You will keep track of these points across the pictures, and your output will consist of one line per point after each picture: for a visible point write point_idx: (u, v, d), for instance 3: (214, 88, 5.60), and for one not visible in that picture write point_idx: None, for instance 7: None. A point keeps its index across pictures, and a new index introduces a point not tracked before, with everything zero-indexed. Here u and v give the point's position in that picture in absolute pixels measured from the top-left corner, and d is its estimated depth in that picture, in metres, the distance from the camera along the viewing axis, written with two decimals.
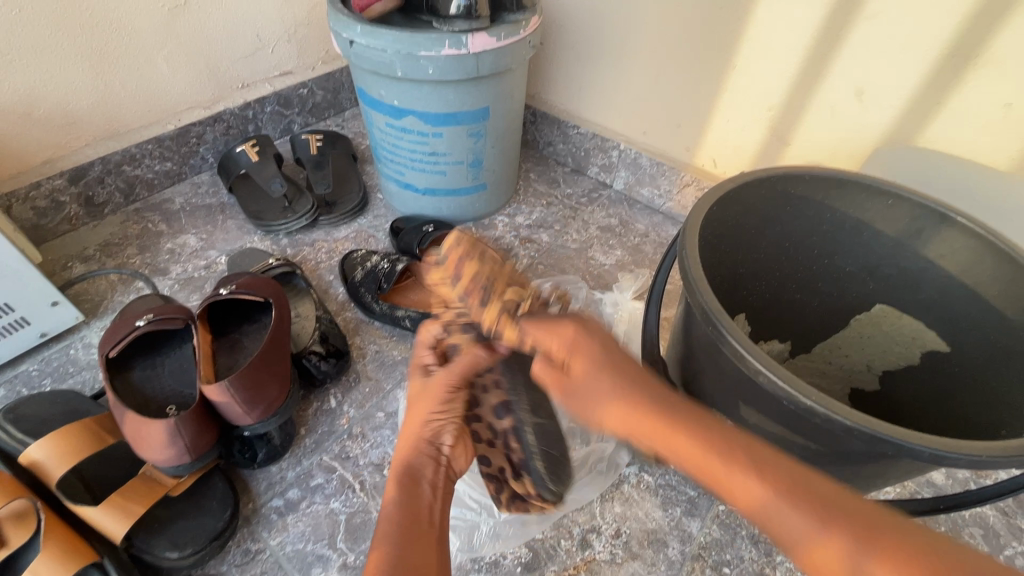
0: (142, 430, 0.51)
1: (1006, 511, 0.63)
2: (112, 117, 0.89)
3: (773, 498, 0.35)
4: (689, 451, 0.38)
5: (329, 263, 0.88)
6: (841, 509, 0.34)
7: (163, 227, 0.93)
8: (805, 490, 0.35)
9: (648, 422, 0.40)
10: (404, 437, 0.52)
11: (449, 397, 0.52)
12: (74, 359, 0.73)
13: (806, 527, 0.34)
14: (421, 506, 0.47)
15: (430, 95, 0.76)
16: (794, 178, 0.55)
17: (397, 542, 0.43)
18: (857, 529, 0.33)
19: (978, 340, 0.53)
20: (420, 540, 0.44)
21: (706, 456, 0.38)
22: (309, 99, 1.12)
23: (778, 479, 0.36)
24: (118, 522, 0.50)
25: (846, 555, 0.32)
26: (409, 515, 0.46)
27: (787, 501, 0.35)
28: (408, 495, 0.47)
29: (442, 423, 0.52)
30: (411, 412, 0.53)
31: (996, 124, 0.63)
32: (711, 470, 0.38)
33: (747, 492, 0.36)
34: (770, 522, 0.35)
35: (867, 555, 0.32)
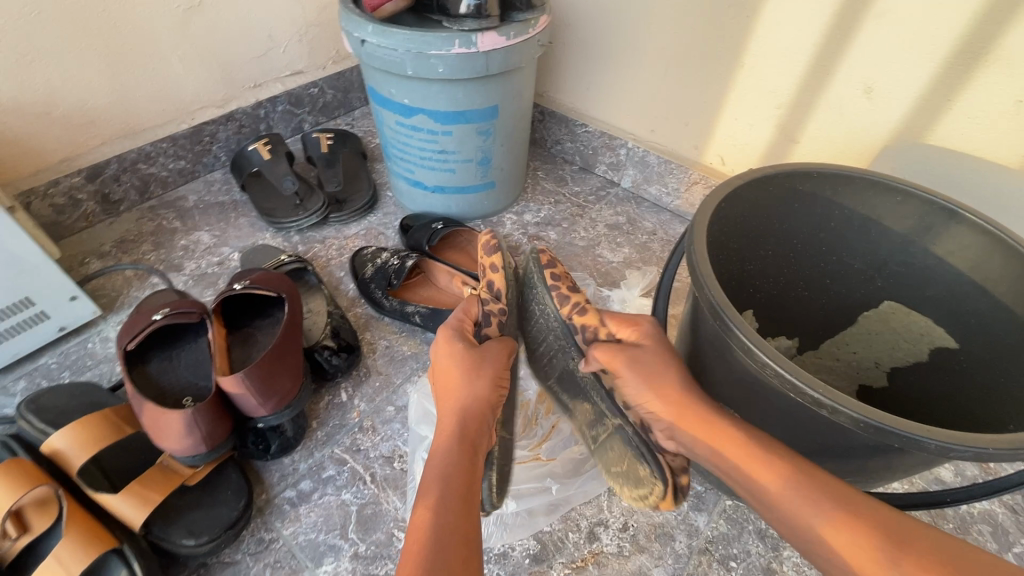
0: (160, 419, 0.52)
1: (1015, 509, 0.63)
2: (128, 116, 0.90)
3: (804, 491, 0.42)
4: (739, 447, 0.46)
5: (340, 259, 0.89)
6: (852, 501, 0.41)
7: (177, 225, 0.94)
8: (831, 489, 0.42)
9: (684, 413, 0.49)
10: (458, 399, 0.53)
11: (502, 372, 0.56)
12: (91, 352, 0.75)
13: (828, 513, 0.41)
14: (471, 470, 0.48)
15: (440, 93, 0.77)
16: (802, 174, 0.55)
17: (447, 501, 0.45)
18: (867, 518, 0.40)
19: (986, 336, 0.53)
20: (467, 502, 0.46)
21: (747, 454, 0.45)
22: (320, 98, 1.13)
23: (808, 481, 0.43)
24: (137, 509, 0.52)
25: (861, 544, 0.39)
26: (465, 478, 0.47)
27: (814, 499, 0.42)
28: (462, 458, 0.48)
29: (495, 392, 0.55)
30: (463, 375, 0.54)
31: (1007, 120, 0.62)
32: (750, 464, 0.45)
33: (776, 478, 0.43)
34: (797, 513, 0.42)
35: (874, 538, 0.39)
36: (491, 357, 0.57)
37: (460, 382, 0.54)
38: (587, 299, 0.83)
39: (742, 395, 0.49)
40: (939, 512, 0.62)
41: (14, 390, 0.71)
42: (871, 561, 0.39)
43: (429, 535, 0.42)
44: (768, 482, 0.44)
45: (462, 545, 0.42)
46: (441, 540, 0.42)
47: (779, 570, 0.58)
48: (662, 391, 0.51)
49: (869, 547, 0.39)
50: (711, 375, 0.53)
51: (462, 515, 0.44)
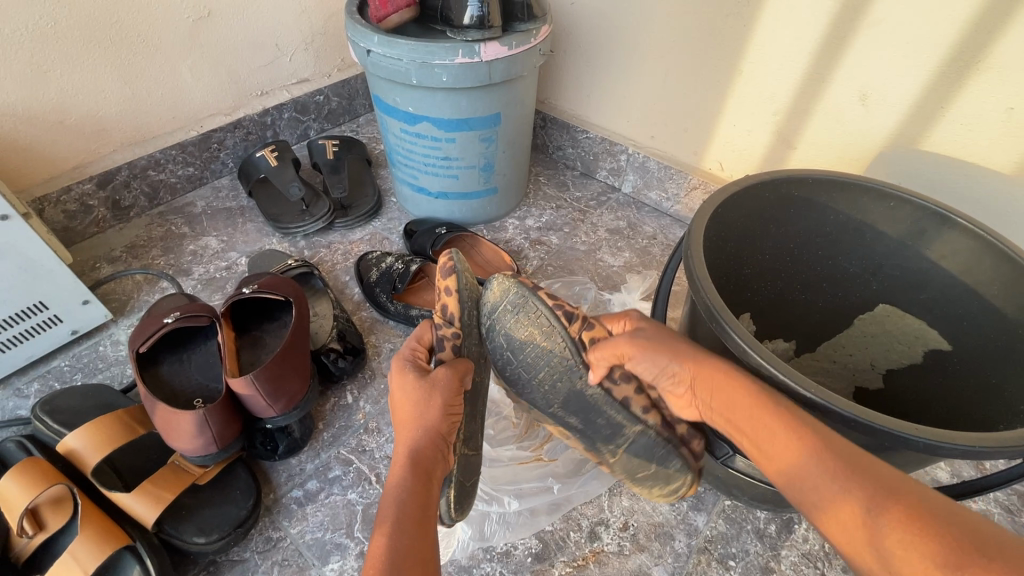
0: (172, 420, 0.54)
1: (1010, 509, 0.63)
2: (138, 123, 0.92)
3: (813, 460, 0.38)
4: (748, 410, 0.42)
5: (345, 264, 0.91)
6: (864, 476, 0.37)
7: (185, 230, 0.96)
8: (847, 462, 0.38)
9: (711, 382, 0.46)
10: (411, 429, 0.50)
11: (456, 395, 0.53)
12: (103, 355, 0.77)
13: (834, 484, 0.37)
14: (426, 502, 0.46)
15: (444, 102, 0.78)
16: (797, 180, 0.57)
17: (403, 535, 0.42)
18: (883, 493, 0.36)
19: (978, 338, 0.54)
20: (424, 536, 0.43)
21: (755, 420, 0.42)
22: (325, 105, 1.15)
23: (821, 450, 0.38)
24: (149, 508, 0.53)
25: (858, 514, 0.36)
26: (420, 509, 0.45)
27: (811, 465, 0.38)
28: (417, 489, 0.46)
29: (451, 418, 0.52)
30: (416, 401, 0.51)
31: (999, 126, 0.64)
32: (750, 425, 0.42)
33: (782, 443, 0.40)
34: (806, 483, 0.39)
35: (887, 514, 0.35)
36: (446, 382, 0.53)
37: (413, 409, 0.51)
38: (588, 303, 0.84)
39: None
40: None
41: (27, 391, 0.72)
42: (879, 540, 0.34)
43: (386, 569, 0.40)
44: (775, 447, 0.40)
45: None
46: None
47: (778, 569, 0.59)
48: (685, 372, 0.48)
49: (876, 523, 0.35)
50: None
51: (420, 550, 0.42)
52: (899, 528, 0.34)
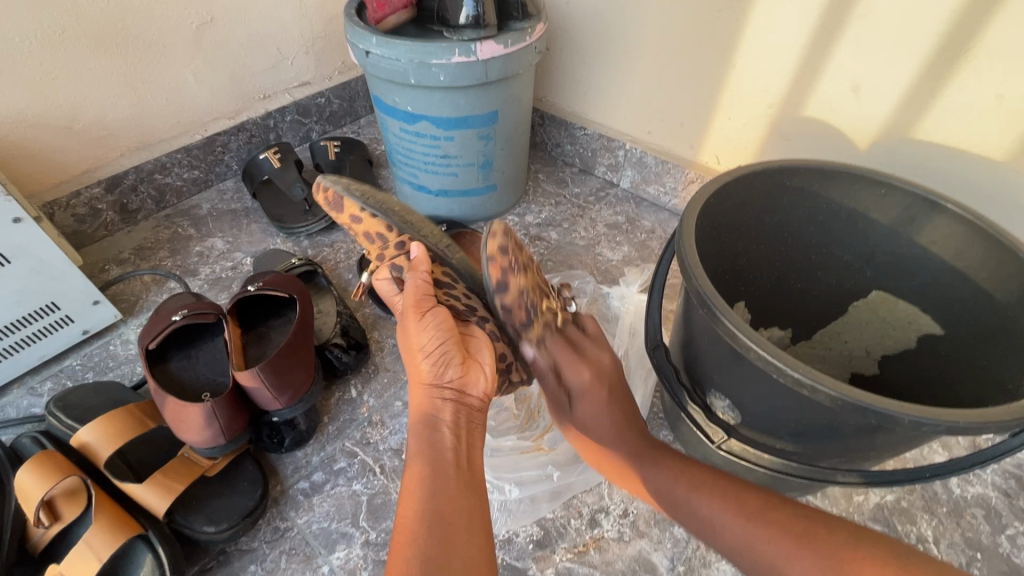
0: (181, 413, 0.55)
1: (1008, 493, 0.64)
2: (144, 128, 0.94)
3: (722, 521, 0.49)
4: (639, 484, 0.57)
5: (348, 262, 0.92)
6: (772, 520, 0.47)
7: (191, 232, 0.98)
8: (747, 509, 0.49)
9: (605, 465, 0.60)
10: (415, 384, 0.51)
11: (425, 320, 0.50)
12: (113, 354, 0.79)
13: (753, 536, 0.47)
14: (440, 454, 0.46)
15: (442, 101, 0.80)
16: (789, 170, 0.58)
17: (420, 489, 0.43)
18: (778, 529, 0.47)
19: (969, 323, 0.55)
20: (452, 488, 0.44)
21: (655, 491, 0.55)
22: (327, 108, 1.17)
23: (737, 507, 0.49)
24: (160, 498, 0.55)
25: (772, 558, 0.46)
26: (433, 470, 0.45)
27: (728, 513, 0.49)
28: (427, 443, 0.47)
29: (439, 358, 0.50)
30: (408, 356, 0.51)
31: (990, 114, 0.65)
32: (668, 502, 0.54)
33: (706, 513, 0.51)
34: (741, 546, 0.48)
35: (784, 548, 0.46)
36: (409, 322, 0.50)
37: (409, 358, 0.51)
38: (588, 296, 0.85)
39: (734, 379, 0.51)
40: (933, 496, 0.64)
41: (41, 389, 0.74)
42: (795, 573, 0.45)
43: (411, 521, 0.41)
44: (700, 522, 0.51)
45: (445, 531, 0.41)
46: (419, 531, 0.40)
47: None
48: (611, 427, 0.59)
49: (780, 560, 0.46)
50: (705, 363, 0.55)
51: (447, 504, 0.43)
52: (812, 571, 0.44)
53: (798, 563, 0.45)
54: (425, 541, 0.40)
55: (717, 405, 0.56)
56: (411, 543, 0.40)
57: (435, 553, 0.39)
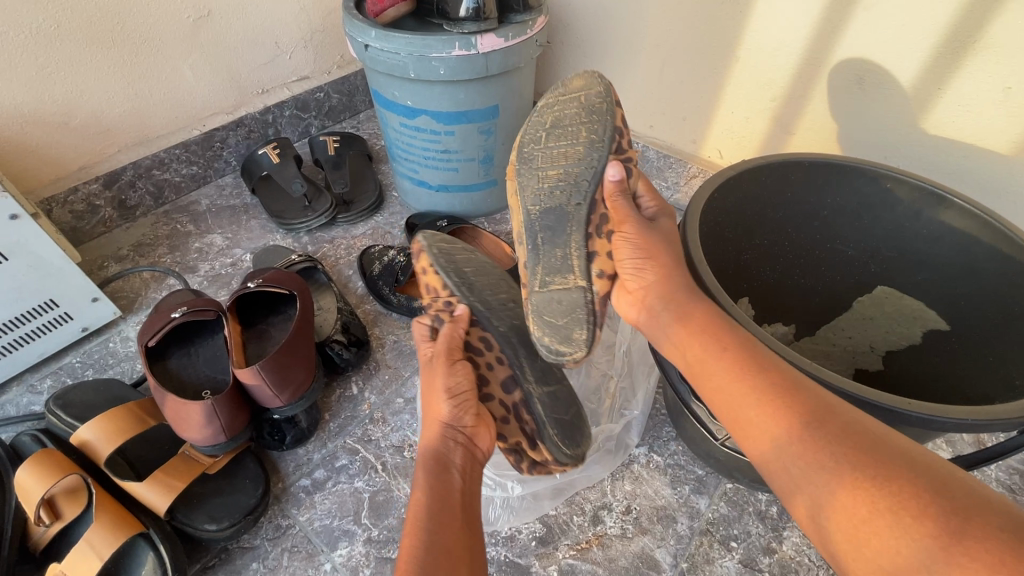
0: (181, 410, 0.55)
1: (1012, 489, 0.64)
2: (141, 124, 0.94)
3: (789, 440, 0.36)
4: (721, 373, 0.41)
5: (348, 258, 0.92)
6: (851, 442, 0.34)
7: (190, 228, 0.97)
8: (841, 440, 0.34)
9: (695, 339, 0.44)
10: (428, 425, 0.51)
11: (455, 367, 0.53)
12: (113, 351, 0.78)
13: (807, 460, 0.35)
14: (449, 492, 0.45)
15: (442, 95, 0.79)
16: (793, 165, 0.57)
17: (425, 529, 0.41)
18: (850, 448, 0.34)
19: (975, 318, 0.55)
20: (453, 526, 0.42)
21: (721, 371, 0.41)
22: (326, 102, 1.16)
23: (817, 432, 0.35)
24: (161, 496, 0.54)
25: (827, 472, 0.34)
26: (440, 506, 0.44)
27: (800, 443, 0.35)
28: (438, 482, 0.45)
29: (460, 404, 0.51)
30: (429, 401, 0.52)
31: (997, 107, 0.64)
32: (737, 414, 0.40)
33: (758, 430, 0.38)
34: (784, 473, 0.36)
35: (845, 465, 0.33)
36: (442, 368, 0.52)
37: (427, 403, 0.52)
38: None
39: None
40: None
41: (40, 387, 0.74)
42: (825, 502, 0.33)
43: (412, 559, 0.39)
44: (749, 427, 0.39)
45: (450, 570, 0.39)
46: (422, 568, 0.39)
47: (780, 550, 0.59)
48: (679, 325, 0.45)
49: (830, 486, 0.33)
50: None
51: (451, 542, 0.41)
52: (847, 496, 0.32)
53: (840, 497, 0.33)
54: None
55: None
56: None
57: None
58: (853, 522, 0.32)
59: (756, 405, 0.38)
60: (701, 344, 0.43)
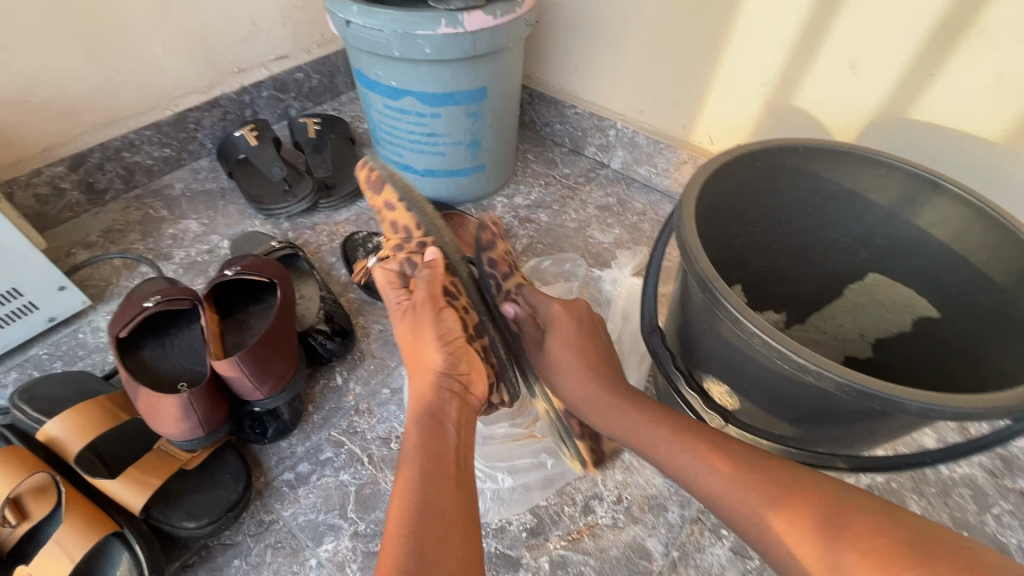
0: (156, 404, 0.52)
1: (993, 472, 0.65)
2: (109, 103, 0.89)
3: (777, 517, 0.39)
4: (686, 463, 0.46)
5: (331, 245, 0.89)
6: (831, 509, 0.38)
7: (164, 213, 0.93)
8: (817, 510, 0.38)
9: (639, 427, 0.51)
10: (421, 378, 0.50)
11: (442, 313, 0.53)
12: (83, 342, 0.75)
13: (788, 525, 0.38)
14: (444, 445, 0.44)
15: (428, 75, 0.76)
16: (788, 149, 0.56)
17: (422, 489, 0.40)
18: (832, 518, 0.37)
19: (966, 305, 0.55)
20: (443, 477, 0.42)
21: (689, 461, 0.45)
22: (305, 83, 1.12)
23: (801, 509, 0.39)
24: (136, 493, 0.52)
25: (820, 548, 0.36)
26: (435, 456, 0.43)
27: (777, 515, 0.39)
28: (431, 435, 0.45)
29: (452, 352, 0.50)
30: (418, 347, 0.51)
31: (989, 94, 0.63)
32: (715, 495, 0.43)
33: (744, 503, 0.41)
34: (779, 544, 0.39)
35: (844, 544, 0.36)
36: (428, 314, 0.53)
37: (416, 354, 0.51)
38: (580, 280, 0.83)
39: (732, 363, 0.50)
40: (921, 476, 0.64)
41: (5, 380, 0.71)
42: (832, 563, 0.35)
43: (407, 521, 0.38)
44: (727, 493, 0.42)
45: (445, 528, 0.38)
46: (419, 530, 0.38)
47: None
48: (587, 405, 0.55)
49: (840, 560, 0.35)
50: (702, 348, 0.54)
51: (445, 492, 0.41)
52: (855, 557, 0.35)
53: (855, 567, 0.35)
54: (426, 539, 0.37)
55: (714, 391, 0.55)
56: (402, 541, 0.37)
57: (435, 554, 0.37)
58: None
59: (735, 485, 0.42)
60: (670, 436, 0.48)
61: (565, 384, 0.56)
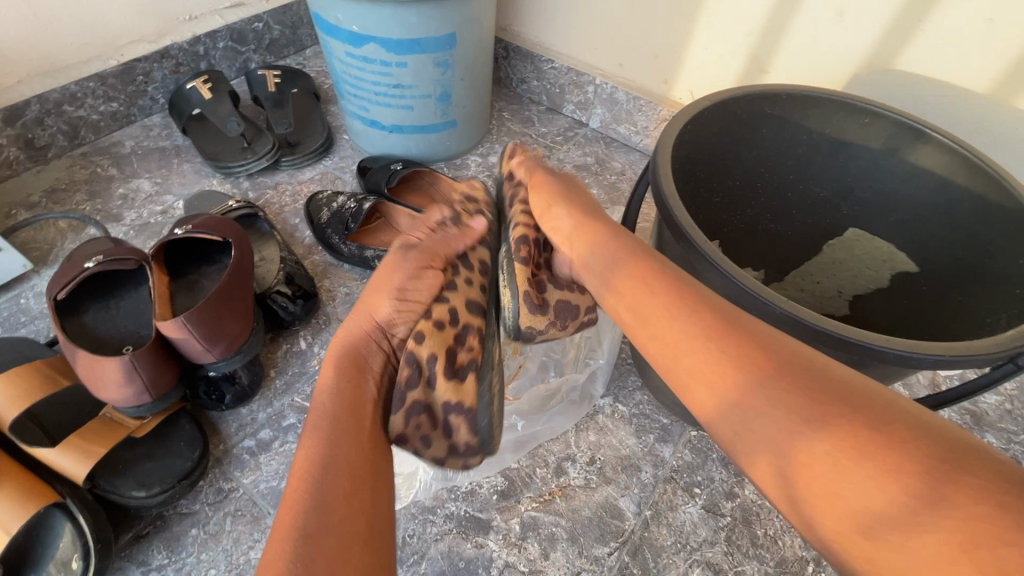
0: (95, 367, 0.49)
1: (963, 428, 0.65)
2: (45, 50, 0.81)
3: (761, 395, 0.33)
4: (661, 318, 0.38)
5: (294, 206, 0.84)
6: (810, 390, 0.32)
7: (113, 172, 0.87)
8: (806, 388, 0.32)
9: (639, 282, 0.41)
10: (357, 317, 0.49)
11: (421, 272, 0.50)
12: (25, 308, 0.70)
13: (778, 400, 0.32)
14: (362, 396, 0.44)
15: (391, 19, 0.71)
16: (770, 96, 0.53)
17: (333, 441, 0.39)
18: (819, 400, 0.31)
19: (946, 258, 0.54)
20: (358, 430, 0.41)
21: (660, 317, 0.38)
22: (266, 35, 1.04)
23: (785, 385, 0.32)
24: (78, 462, 0.49)
25: (795, 435, 0.31)
26: (351, 401, 0.43)
27: (756, 399, 0.33)
28: (350, 386, 0.44)
29: (402, 309, 0.48)
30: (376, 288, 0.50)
31: (978, 41, 0.61)
32: (683, 374, 0.36)
33: (716, 380, 0.34)
34: (737, 425, 0.33)
35: (818, 427, 0.30)
36: (408, 266, 0.50)
37: (365, 300, 0.50)
38: None
39: None
40: None
41: None
42: (806, 463, 0.30)
43: (309, 476, 0.37)
44: (698, 383, 0.35)
45: (352, 483, 0.37)
46: (326, 484, 0.36)
47: (742, 494, 0.59)
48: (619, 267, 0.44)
49: (812, 445, 0.30)
50: None
51: (354, 443, 0.40)
52: (825, 444, 0.30)
53: (823, 452, 0.30)
54: (331, 493, 0.36)
55: None
56: (306, 493, 0.36)
57: (339, 506, 0.36)
58: (832, 485, 0.29)
59: (713, 357, 0.35)
60: (651, 299, 0.40)
61: (598, 250, 0.46)
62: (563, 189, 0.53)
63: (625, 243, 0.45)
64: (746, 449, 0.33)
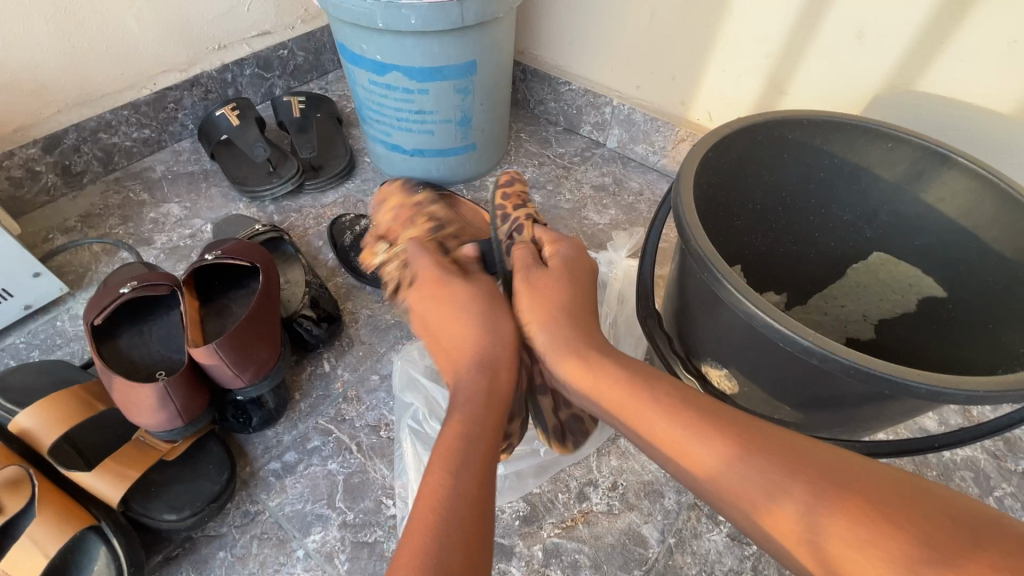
0: (131, 394, 0.50)
1: (996, 454, 0.63)
2: (83, 81, 0.85)
3: (743, 468, 0.37)
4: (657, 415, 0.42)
5: (318, 228, 0.86)
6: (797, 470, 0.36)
7: (144, 197, 0.90)
8: (783, 459, 0.36)
9: (627, 400, 0.44)
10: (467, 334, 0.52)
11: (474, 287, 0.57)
12: (61, 331, 0.72)
13: (778, 488, 0.35)
14: (499, 390, 0.48)
15: (414, 48, 0.73)
16: (791, 123, 0.53)
17: (469, 435, 0.43)
18: (813, 477, 0.35)
19: (974, 283, 0.53)
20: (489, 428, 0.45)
21: (639, 405, 0.43)
22: (291, 61, 1.07)
23: (764, 459, 0.37)
24: (114, 487, 0.50)
25: (800, 514, 0.34)
26: (488, 396, 0.47)
27: (752, 476, 0.36)
28: (487, 380, 0.48)
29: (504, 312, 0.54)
30: (451, 306, 0.54)
31: (1002, 63, 0.61)
32: (676, 448, 0.40)
33: (710, 460, 0.38)
34: (732, 497, 0.37)
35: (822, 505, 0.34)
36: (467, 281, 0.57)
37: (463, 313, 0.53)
38: None
39: (734, 344, 0.48)
40: (923, 460, 0.63)
41: None
42: (816, 535, 0.33)
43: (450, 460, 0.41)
44: (698, 464, 0.39)
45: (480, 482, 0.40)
46: (464, 464, 0.41)
47: None
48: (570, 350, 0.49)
49: (813, 519, 0.34)
50: (701, 331, 0.52)
51: (487, 438, 0.44)
52: (832, 522, 0.33)
53: (832, 525, 0.33)
54: (469, 467, 0.41)
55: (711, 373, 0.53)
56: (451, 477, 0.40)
57: (471, 496, 0.39)
58: (850, 555, 0.32)
59: (705, 437, 0.39)
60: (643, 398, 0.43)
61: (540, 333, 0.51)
62: (535, 292, 0.54)
63: (575, 340, 0.50)
64: (752, 517, 0.36)
